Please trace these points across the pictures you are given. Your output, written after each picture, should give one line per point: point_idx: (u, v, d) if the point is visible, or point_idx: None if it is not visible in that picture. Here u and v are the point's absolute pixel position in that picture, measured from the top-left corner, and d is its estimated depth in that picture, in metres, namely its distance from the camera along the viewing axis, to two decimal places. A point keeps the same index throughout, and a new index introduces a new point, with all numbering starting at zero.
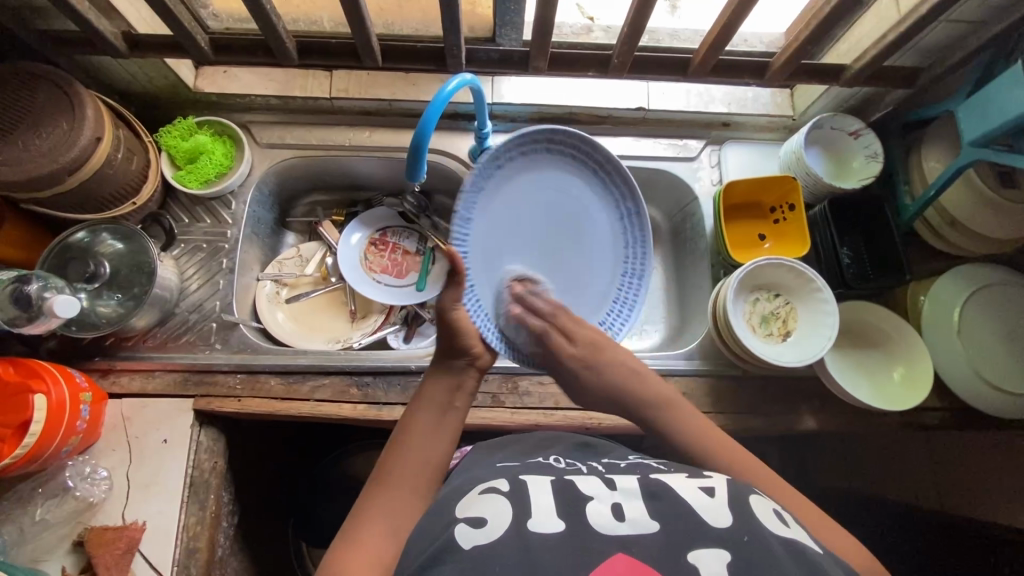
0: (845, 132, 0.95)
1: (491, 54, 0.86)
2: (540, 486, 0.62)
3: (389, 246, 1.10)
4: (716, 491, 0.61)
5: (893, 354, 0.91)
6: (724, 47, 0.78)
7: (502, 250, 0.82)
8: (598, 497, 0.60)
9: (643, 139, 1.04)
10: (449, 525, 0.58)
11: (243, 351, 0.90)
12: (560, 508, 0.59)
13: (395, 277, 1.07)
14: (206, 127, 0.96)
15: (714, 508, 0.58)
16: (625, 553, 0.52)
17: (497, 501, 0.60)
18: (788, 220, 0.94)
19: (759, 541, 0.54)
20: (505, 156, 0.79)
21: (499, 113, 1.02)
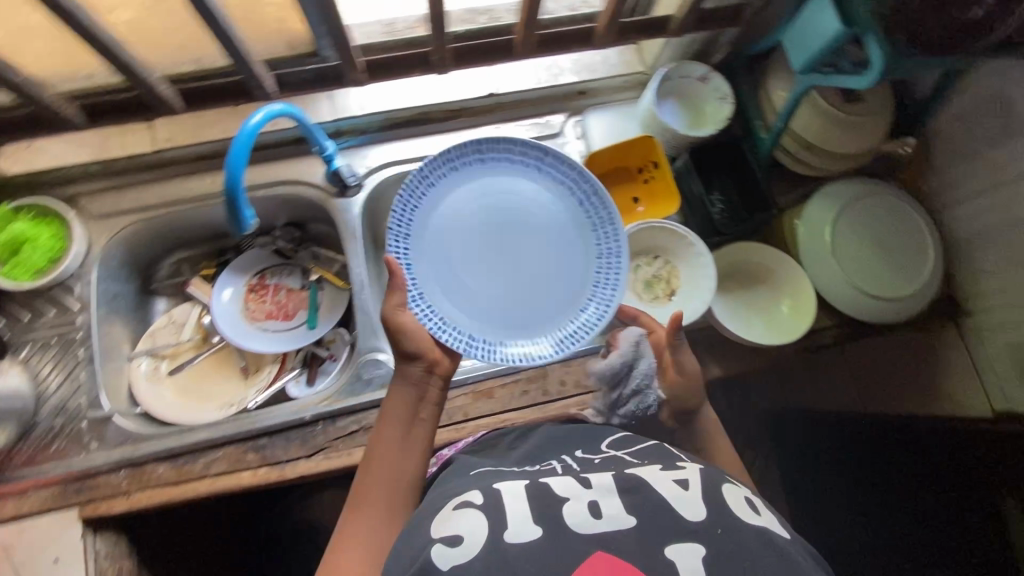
0: (694, 79, 0.95)
1: (303, 74, 0.82)
2: (516, 493, 0.62)
3: (268, 290, 1.03)
4: (691, 485, 0.63)
5: (777, 287, 0.94)
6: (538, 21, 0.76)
7: (455, 259, 0.80)
8: (576, 496, 0.61)
9: (505, 125, 1.00)
10: (427, 545, 0.58)
11: (124, 444, 0.83)
12: (534, 514, 0.59)
13: (282, 321, 1.01)
14: (25, 211, 0.87)
15: (687, 500, 0.61)
16: (605, 551, 0.55)
17: (473, 515, 0.60)
18: (656, 178, 0.93)
19: (731, 535, 0.57)
20: (440, 160, 0.77)
21: (347, 129, 0.96)
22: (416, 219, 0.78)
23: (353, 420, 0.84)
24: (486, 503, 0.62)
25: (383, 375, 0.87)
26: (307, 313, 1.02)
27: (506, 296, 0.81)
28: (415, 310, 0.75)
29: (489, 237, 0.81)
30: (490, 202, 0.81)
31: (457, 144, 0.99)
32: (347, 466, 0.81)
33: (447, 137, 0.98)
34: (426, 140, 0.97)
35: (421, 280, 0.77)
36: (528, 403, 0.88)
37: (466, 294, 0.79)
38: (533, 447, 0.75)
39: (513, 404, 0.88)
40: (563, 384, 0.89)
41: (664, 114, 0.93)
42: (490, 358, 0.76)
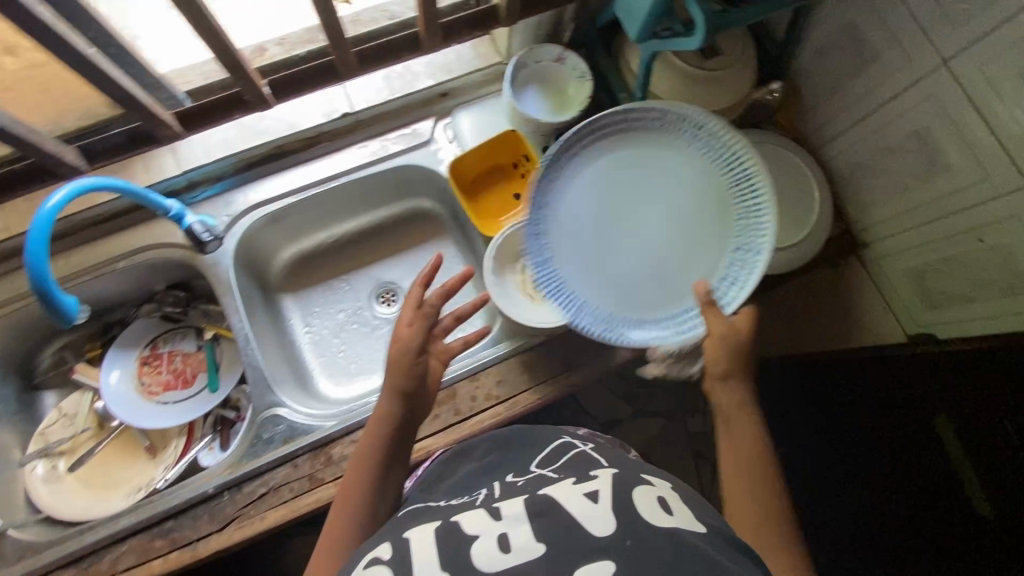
0: (550, 61, 0.91)
1: (111, 141, 0.78)
2: (424, 540, 0.57)
3: (162, 360, 0.98)
4: (601, 496, 0.58)
5: None
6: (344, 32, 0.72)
7: (581, 246, 0.80)
8: (485, 530, 0.56)
9: (370, 142, 0.95)
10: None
11: (25, 557, 0.79)
12: (444, 559, 0.54)
13: (182, 389, 0.97)
14: None
15: (597, 514, 0.56)
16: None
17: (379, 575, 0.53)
18: (530, 172, 0.91)
19: (641, 545, 0.52)
20: (584, 130, 0.77)
21: (200, 179, 0.91)
22: (547, 210, 0.79)
23: (260, 482, 0.81)
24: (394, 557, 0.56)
25: (288, 430, 0.85)
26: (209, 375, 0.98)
27: (649, 270, 0.79)
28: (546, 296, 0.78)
29: (649, 200, 0.80)
30: (641, 172, 0.79)
31: (322, 170, 0.94)
32: (261, 531, 0.79)
33: (312, 166, 0.93)
34: (285, 173, 0.93)
35: (556, 248, 0.79)
36: (441, 426, 0.86)
37: (609, 262, 0.79)
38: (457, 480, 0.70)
39: (427, 430, 0.86)
40: (474, 399, 0.87)
41: (524, 105, 0.90)
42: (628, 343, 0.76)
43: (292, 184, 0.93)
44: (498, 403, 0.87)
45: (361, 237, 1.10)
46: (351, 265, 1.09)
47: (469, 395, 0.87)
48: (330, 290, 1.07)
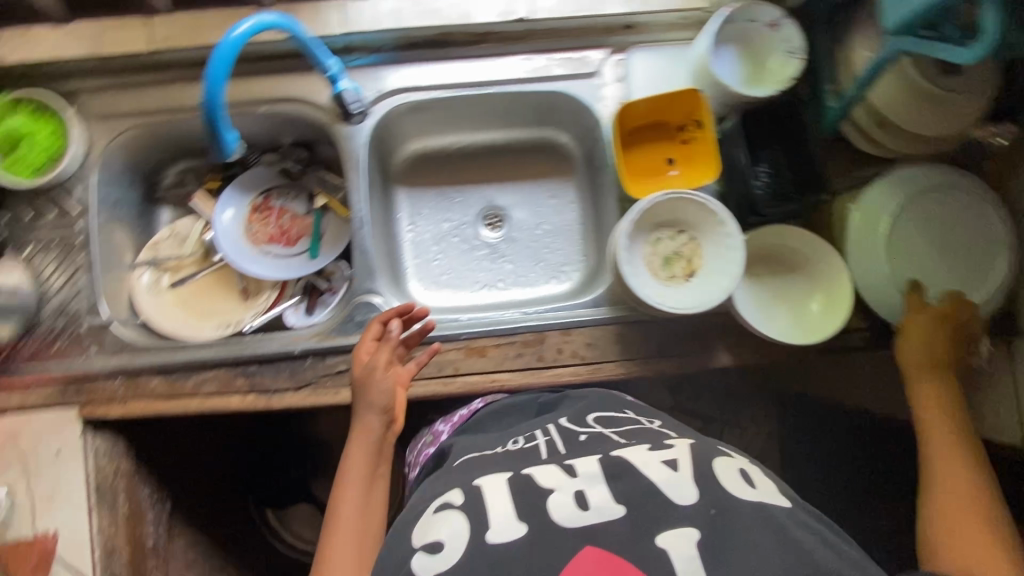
0: (762, 24, 0.80)
1: None
2: (500, 487, 0.62)
3: (272, 211, 1.00)
4: (680, 464, 0.61)
5: (813, 280, 0.85)
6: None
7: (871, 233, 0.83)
8: (559, 485, 0.61)
9: (535, 57, 0.88)
10: (409, 552, 0.59)
11: (122, 352, 0.84)
12: (518, 510, 0.59)
13: (282, 246, 0.99)
14: (26, 105, 0.84)
15: (677, 482, 0.59)
16: (592, 546, 0.55)
17: (454, 518, 0.60)
18: (697, 139, 0.82)
19: (724, 514, 0.56)
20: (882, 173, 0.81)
21: (359, 45, 0.87)
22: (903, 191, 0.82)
23: (342, 360, 0.84)
24: (465, 501, 0.62)
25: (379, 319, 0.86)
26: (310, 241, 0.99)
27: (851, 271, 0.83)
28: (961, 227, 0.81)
29: None
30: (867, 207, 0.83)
31: (481, 74, 0.88)
32: (333, 403, 0.82)
33: (471, 66, 0.88)
34: (441, 66, 0.88)
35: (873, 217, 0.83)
36: (522, 366, 0.85)
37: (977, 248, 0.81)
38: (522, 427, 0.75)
39: (506, 365, 0.85)
40: (560, 351, 0.85)
41: (719, 65, 0.81)
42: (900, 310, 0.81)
43: (447, 78, 0.88)
44: (582, 363, 0.85)
45: (484, 155, 1.06)
46: (467, 178, 1.06)
47: (557, 345, 0.85)
48: (441, 198, 1.06)
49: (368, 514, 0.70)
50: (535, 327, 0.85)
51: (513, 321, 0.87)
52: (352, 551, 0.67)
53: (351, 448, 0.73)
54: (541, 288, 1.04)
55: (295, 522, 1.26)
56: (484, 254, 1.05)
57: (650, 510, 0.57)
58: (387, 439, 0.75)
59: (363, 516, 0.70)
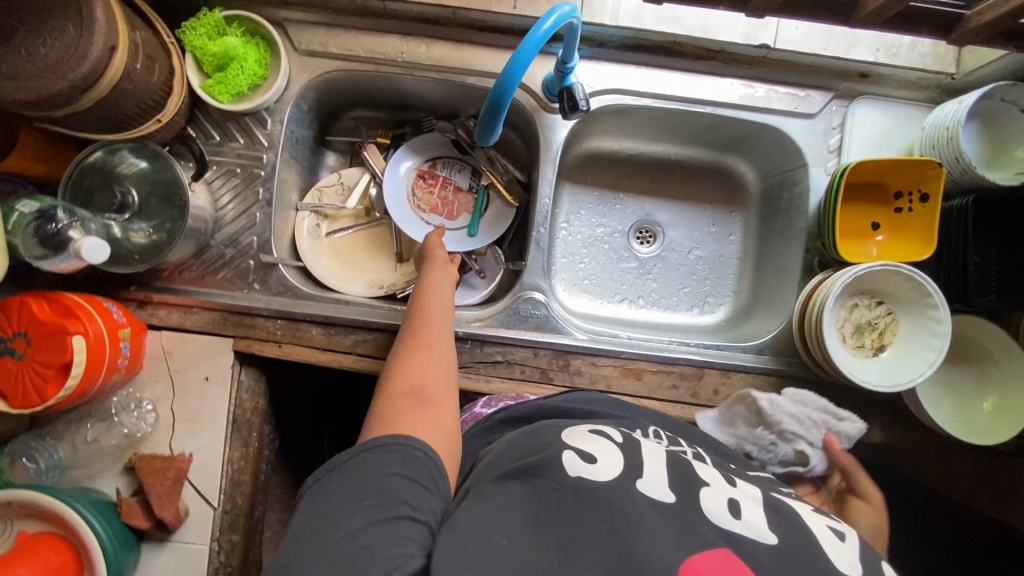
0: (1016, 107, 0.76)
1: None
2: (657, 457, 0.58)
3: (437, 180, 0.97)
4: (848, 537, 0.53)
5: (989, 378, 0.82)
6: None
7: None
8: (716, 486, 0.55)
9: (757, 86, 0.84)
10: (557, 446, 0.56)
11: (284, 295, 0.84)
12: (673, 481, 0.54)
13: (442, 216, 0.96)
14: (236, 25, 0.80)
15: (843, 551, 0.51)
16: (728, 550, 0.48)
17: (609, 447, 0.56)
18: (913, 213, 0.79)
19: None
20: None
21: (585, 35, 0.82)
22: None
23: (499, 350, 0.83)
24: (625, 444, 0.58)
25: (542, 317, 0.85)
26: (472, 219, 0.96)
27: None
28: None
29: None
30: None
31: (697, 92, 0.84)
32: (483, 391, 0.82)
33: (688, 80, 0.84)
34: (659, 74, 0.84)
35: None
36: (675, 398, 0.83)
37: None
38: (659, 422, 0.69)
39: (659, 393, 0.83)
40: (717, 392, 0.83)
41: (963, 139, 0.76)
42: None
43: (662, 88, 0.84)
44: None
45: (654, 168, 1.02)
46: (629, 186, 1.02)
47: (714, 386, 0.83)
48: (600, 201, 1.03)
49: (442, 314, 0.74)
50: (696, 362, 0.83)
51: (672, 351, 0.84)
52: (427, 338, 0.70)
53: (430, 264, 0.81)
54: (683, 315, 0.99)
55: None
56: (633, 269, 1.01)
57: (815, 551, 0.49)
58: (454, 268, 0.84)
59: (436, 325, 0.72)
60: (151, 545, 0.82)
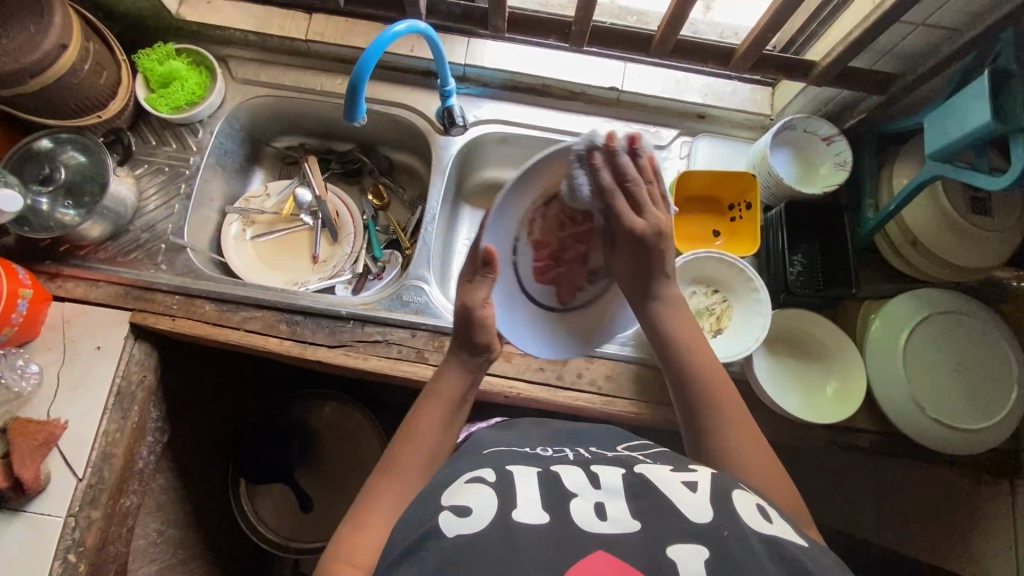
0: (817, 136, 0.91)
1: (456, 9, 0.82)
2: (528, 478, 0.61)
3: (553, 234, 0.78)
4: (699, 486, 0.59)
5: (828, 368, 0.89)
6: (683, 27, 0.75)
7: (932, 359, 0.85)
8: (582, 491, 0.58)
9: (614, 122, 1.02)
10: (434, 513, 0.57)
11: (186, 275, 0.92)
12: (543, 500, 0.57)
13: (518, 274, 0.78)
14: (184, 55, 0.98)
15: (694, 501, 0.56)
16: (606, 551, 0.51)
17: (482, 491, 0.58)
18: (743, 219, 0.91)
19: (737, 537, 0.52)
20: (937, 301, 0.87)
21: (472, 76, 1.01)
22: (942, 313, 0.86)
23: (380, 331, 0.90)
24: (497, 481, 0.60)
25: (423, 304, 0.93)
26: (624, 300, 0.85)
27: (909, 379, 0.84)
28: (973, 361, 0.86)
29: (921, 347, 0.85)
30: (929, 329, 0.86)
31: (566, 125, 1.01)
32: (358, 367, 0.87)
33: (558, 116, 1.01)
34: (534, 110, 1.01)
35: (928, 342, 0.85)
36: (540, 380, 0.88)
37: (988, 381, 0.85)
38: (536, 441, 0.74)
39: (526, 375, 0.89)
40: (580, 376, 0.89)
41: (775, 161, 0.90)
42: (947, 434, 0.82)
43: (535, 119, 1.01)
44: (597, 394, 0.88)
45: None
46: None
47: (578, 370, 0.89)
48: None
49: (429, 457, 0.68)
50: None
51: None
52: (402, 486, 0.65)
53: (443, 377, 0.72)
54: None
55: (269, 505, 1.22)
56: None
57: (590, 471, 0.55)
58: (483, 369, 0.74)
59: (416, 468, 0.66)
60: (5, 514, 0.80)
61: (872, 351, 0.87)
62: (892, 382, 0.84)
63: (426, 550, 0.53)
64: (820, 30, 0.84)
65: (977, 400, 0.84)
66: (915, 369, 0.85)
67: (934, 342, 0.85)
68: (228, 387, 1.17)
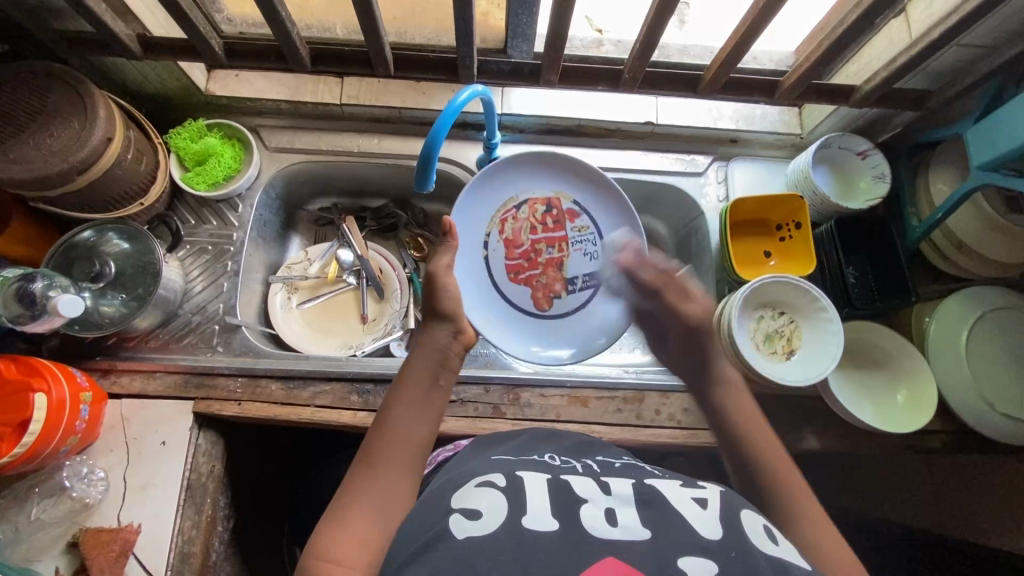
0: (853, 152, 0.94)
1: (504, 65, 0.84)
2: (540, 485, 0.59)
3: (525, 235, 0.93)
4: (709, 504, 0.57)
5: (896, 375, 0.91)
6: (734, 66, 0.78)
7: (992, 355, 0.88)
8: (593, 498, 0.57)
9: (651, 153, 1.03)
10: (444, 515, 0.55)
11: (246, 355, 0.90)
12: (553, 509, 0.55)
13: (488, 267, 0.92)
14: (216, 129, 0.96)
15: (705, 518, 0.55)
16: (613, 557, 0.50)
17: (493, 494, 0.57)
18: (794, 238, 0.94)
19: (745, 559, 0.51)
20: (990, 299, 0.90)
21: (508, 123, 1.02)
22: (996, 310, 0.89)
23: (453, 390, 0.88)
24: (508, 486, 0.58)
25: (491, 356, 0.95)
26: (600, 308, 0.94)
27: (974, 376, 0.86)
28: None
29: (982, 345, 0.88)
30: (987, 326, 0.89)
31: (605, 162, 1.02)
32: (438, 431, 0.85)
33: (597, 154, 1.03)
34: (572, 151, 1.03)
35: (988, 339, 0.88)
36: (621, 421, 0.88)
37: None
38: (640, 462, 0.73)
39: (606, 418, 0.89)
40: (659, 413, 0.89)
41: (817, 179, 0.93)
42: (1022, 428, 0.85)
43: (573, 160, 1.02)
44: (678, 428, 0.88)
45: None
46: None
47: (656, 407, 0.89)
48: None
49: (416, 446, 0.64)
50: (636, 385, 0.90)
51: (614, 377, 0.91)
52: (384, 479, 0.60)
53: (414, 359, 0.69)
54: (625, 355, 1.06)
55: None
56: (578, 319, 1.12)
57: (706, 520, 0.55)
58: (454, 350, 0.71)
59: (399, 459, 0.62)
60: None
61: (934, 353, 0.89)
62: (959, 381, 0.87)
63: (430, 553, 0.51)
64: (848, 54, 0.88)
65: None
66: (978, 365, 0.87)
67: (992, 338, 0.88)
68: (280, 459, 1.13)
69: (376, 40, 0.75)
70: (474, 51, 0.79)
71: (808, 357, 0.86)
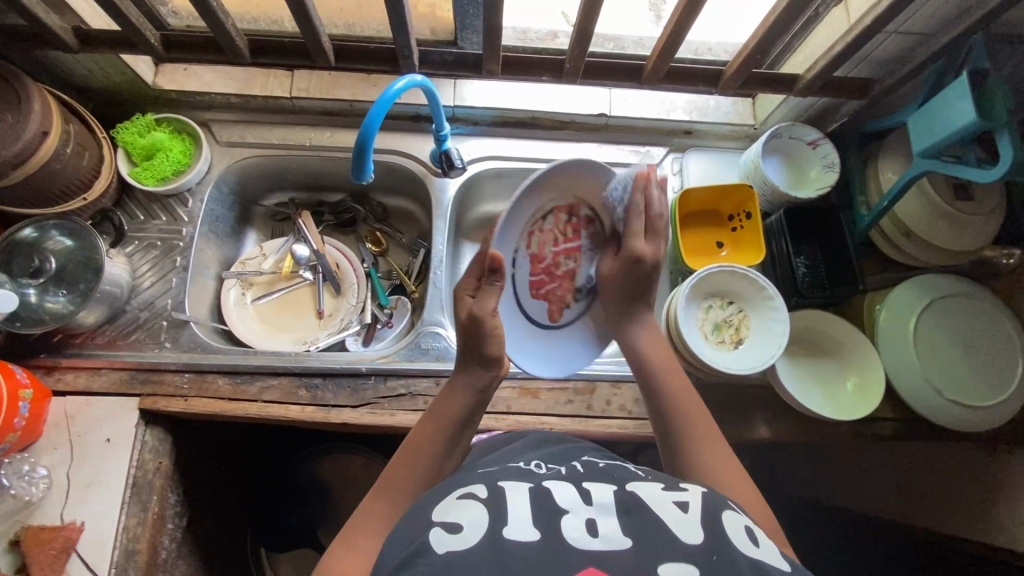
0: (803, 142, 0.94)
1: (447, 56, 0.84)
2: (518, 492, 0.57)
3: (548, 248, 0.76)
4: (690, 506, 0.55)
5: (847, 363, 0.91)
6: (673, 56, 0.79)
7: (940, 341, 0.88)
8: (574, 508, 0.55)
9: (606, 146, 1.03)
10: (426, 528, 0.53)
11: (193, 350, 0.89)
12: (536, 518, 0.53)
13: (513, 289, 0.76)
14: (165, 124, 0.95)
15: (686, 522, 0.53)
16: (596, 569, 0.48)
17: (474, 507, 0.54)
18: (744, 228, 0.94)
19: (725, 561, 0.49)
20: (938, 286, 0.90)
21: (461, 116, 1.01)
22: (944, 297, 0.90)
23: (403, 383, 0.88)
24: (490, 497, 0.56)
25: (442, 349, 0.92)
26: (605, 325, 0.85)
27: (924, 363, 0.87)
28: (978, 340, 0.89)
29: (930, 331, 0.88)
30: (935, 313, 0.89)
31: (559, 154, 1.02)
32: (386, 424, 0.85)
33: (551, 146, 1.02)
34: (526, 143, 1.02)
35: (936, 326, 0.89)
36: (572, 412, 0.88)
37: (995, 356, 0.89)
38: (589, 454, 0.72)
39: (557, 409, 0.88)
40: (609, 404, 0.89)
41: (767, 169, 0.93)
42: (969, 413, 0.85)
43: (527, 152, 1.02)
44: (629, 419, 0.88)
45: None
46: None
47: (606, 397, 0.89)
48: None
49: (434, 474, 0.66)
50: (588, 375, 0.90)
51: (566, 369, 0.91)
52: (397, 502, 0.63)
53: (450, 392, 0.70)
54: None
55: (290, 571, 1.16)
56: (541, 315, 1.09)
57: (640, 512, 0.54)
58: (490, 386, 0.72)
59: (414, 485, 0.64)
60: None
61: (883, 340, 0.90)
62: (908, 368, 0.87)
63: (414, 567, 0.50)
64: (794, 43, 0.89)
65: (990, 376, 0.87)
66: (926, 352, 0.88)
67: (940, 325, 0.89)
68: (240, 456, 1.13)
69: (313, 31, 0.75)
70: (413, 41, 0.79)
71: (753, 346, 0.86)
